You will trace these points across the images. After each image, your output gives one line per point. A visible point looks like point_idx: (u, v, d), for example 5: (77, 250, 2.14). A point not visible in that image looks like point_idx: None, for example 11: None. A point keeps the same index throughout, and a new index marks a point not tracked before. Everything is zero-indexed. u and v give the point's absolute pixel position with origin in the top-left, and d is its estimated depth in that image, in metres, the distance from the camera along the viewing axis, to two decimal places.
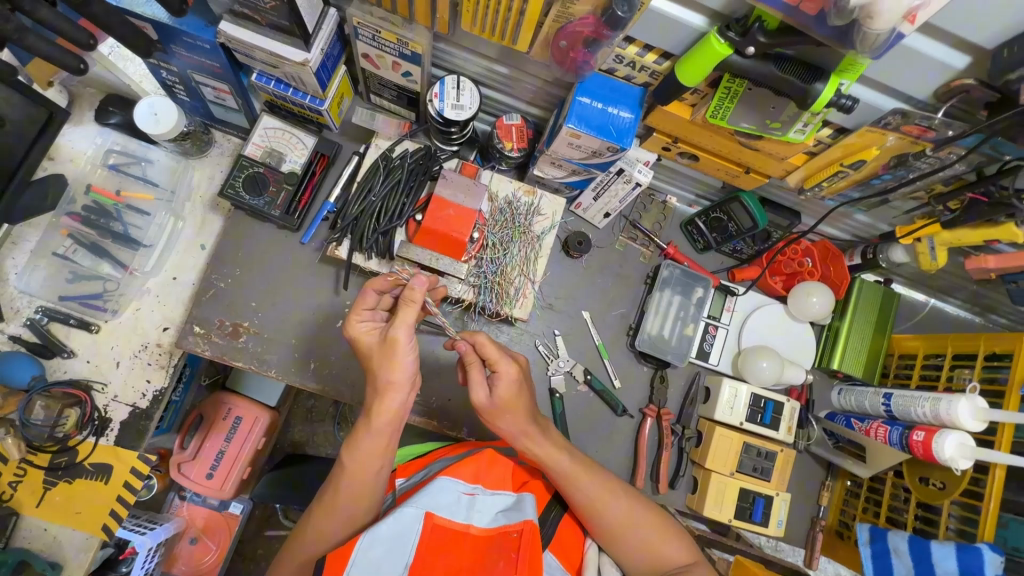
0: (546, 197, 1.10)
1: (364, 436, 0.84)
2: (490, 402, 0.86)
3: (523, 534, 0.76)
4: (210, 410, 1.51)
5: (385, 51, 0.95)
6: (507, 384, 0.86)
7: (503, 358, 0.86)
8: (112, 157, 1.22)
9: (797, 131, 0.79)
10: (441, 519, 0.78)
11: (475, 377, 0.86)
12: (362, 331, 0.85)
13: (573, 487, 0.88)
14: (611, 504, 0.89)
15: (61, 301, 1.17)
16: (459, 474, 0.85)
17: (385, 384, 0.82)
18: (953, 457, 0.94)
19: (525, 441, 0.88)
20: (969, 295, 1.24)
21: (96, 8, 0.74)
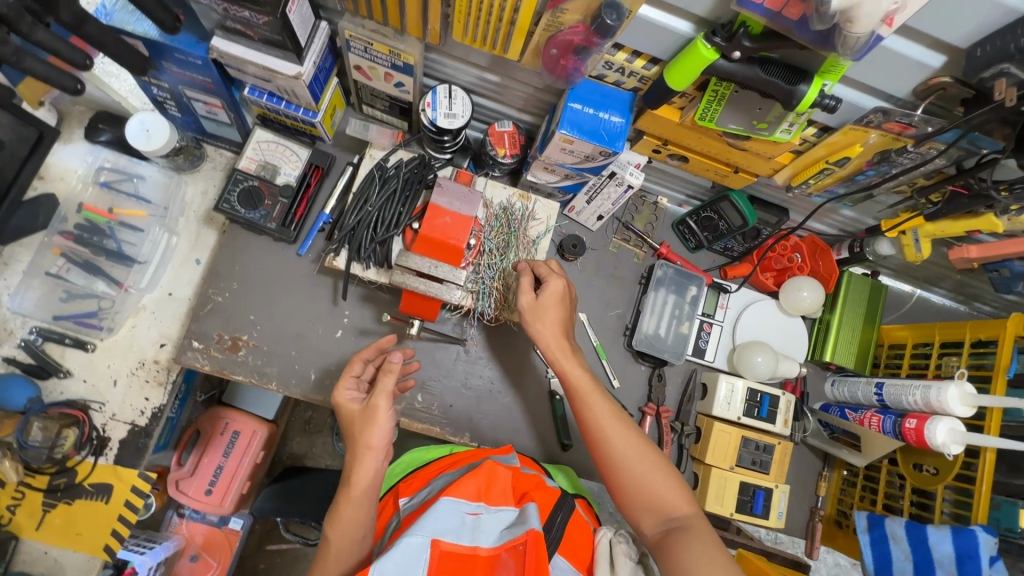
0: (540, 202, 1.11)
1: (346, 504, 0.84)
2: (532, 306, 0.95)
3: (528, 547, 0.75)
4: (207, 424, 1.50)
5: (377, 63, 0.96)
6: (550, 295, 0.96)
7: (553, 274, 0.98)
8: (104, 175, 1.22)
9: (783, 131, 0.82)
10: (447, 544, 0.76)
11: (525, 284, 0.96)
12: (345, 399, 0.92)
13: (586, 400, 0.91)
14: (618, 430, 0.88)
15: (56, 321, 1.17)
16: (460, 493, 0.82)
17: (363, 446, 0.86)
18: (945, 443, 0.97)
19: (555, 350, 0.94)
20: (954, 284, 1.27)
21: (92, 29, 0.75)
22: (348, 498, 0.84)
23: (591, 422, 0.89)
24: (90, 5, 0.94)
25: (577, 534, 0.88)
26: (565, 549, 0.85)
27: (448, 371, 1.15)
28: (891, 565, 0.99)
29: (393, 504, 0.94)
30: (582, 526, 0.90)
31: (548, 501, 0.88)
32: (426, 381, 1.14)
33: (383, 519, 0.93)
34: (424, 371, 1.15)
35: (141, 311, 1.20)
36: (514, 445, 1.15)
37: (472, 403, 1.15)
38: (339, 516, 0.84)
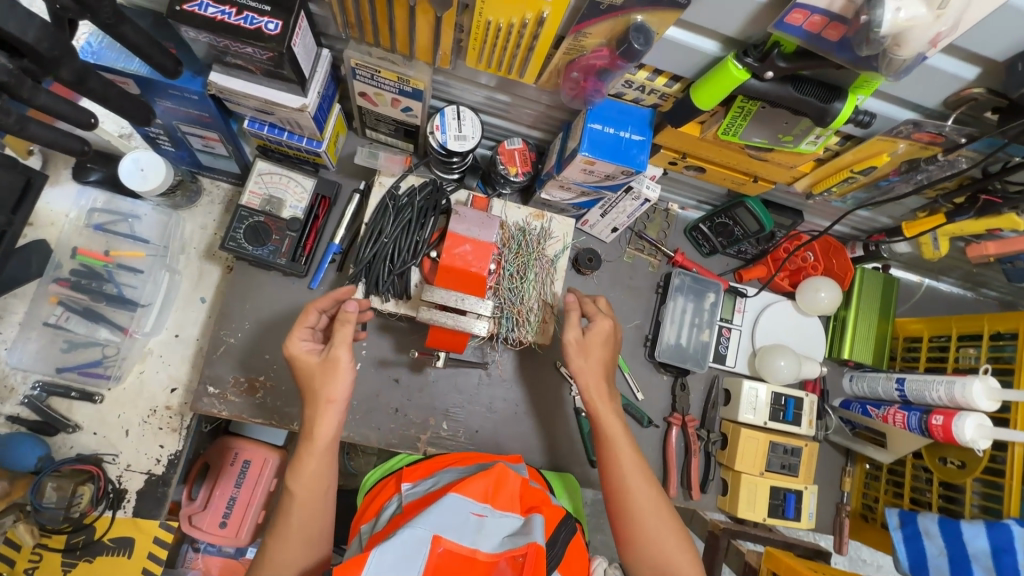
0: (555, 220, 1.09)
1: (308, 453, 0.83)
2: (578, 344, 0.95)
3: (528, 559, 0.72)
4: (215, 456, 1.37)
5: (383, 89, 0.92)
6: (597, 337, 0.96)
7: (601, 316, 0.98)
8: (96, 216, 1.16)
9: (809, 143, 0.81)
10: (448, 542, 0.74)
11: (573, 319, 0.95)
12: (298, 351, 0.85)
13: (615, 448, 0.91)
14: (641, 485, 0.88)
15: (59, 373, 1.13)
16: (470, 491, 0.79)
17: (323, 401, 0.83)
18: (974, 438, 0.97)
19: (593, 391, 0.94)
20: (963, 273, 1.29)
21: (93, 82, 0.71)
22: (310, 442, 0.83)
23: (617, 471, 0.89)
24: (75, 41, 0.88)
25: (575, 555, 0.85)
26: (563, 567, 0.82)
27: (472, 396, 1.13)
28: (926, 561, 1.01)
29: (394, 488, 0.91)
30: (580, 552, 0.86)
31: (554, 518, 0.83)
32: (450, 408, 1.12)
33: (380, 500, 0.89)
34: (448, 398, 1.12)
35: (147, 355, 1.17)
36: (544, 466, 1.13)
37: (498, 426, 1.13)
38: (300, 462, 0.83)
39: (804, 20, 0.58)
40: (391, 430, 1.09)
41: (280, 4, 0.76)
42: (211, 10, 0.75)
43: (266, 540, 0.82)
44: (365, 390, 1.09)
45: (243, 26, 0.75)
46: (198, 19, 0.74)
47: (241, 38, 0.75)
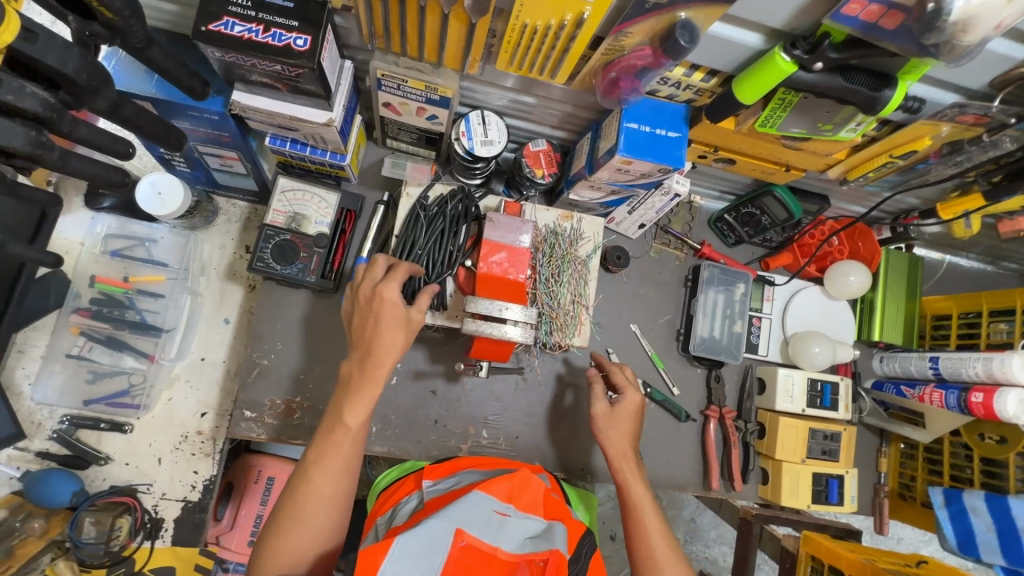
0: (584, 220, 1.07)
1: (366, 386, 0.79)
2: (605, 416, 0.95)
3: (549, 566, 0.68)
4: (239, 476, 1.22)
5: (409, 99, 0.90)
6: (626, 408, 0.96)
7: (631, 388, 0.98)
8: (112, 242, 1.14)
9: (848, 130, 0.80)
10: (470, 537, 0.71)
11: (599, 391, 0.97)
12: (389, 292, 0.80)
13: (643, 518, 0.88)
14: (670, 557, 0.86)
15: (87, 406, 1.10)
16: (494, 490, 0.77)
17: (389, 348, 0.80)
18: (1017, 414, 0.97)
19: (620, 460, 0.93)
20: (985, 248, 1.29)
21: (129, 111, 0.70)
22: (369, 377, 0.79)
23: (644, 543, 0.87)
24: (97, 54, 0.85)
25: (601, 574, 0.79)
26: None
27: (509, 403, 1.12)
28: (973, 537, 1.03)
29: (413, 485, 0.88)
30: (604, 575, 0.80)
31: (577, 530, 0.79)
32: (488, 416, 1.11)
33: (398, 494, 0.87)
34: (485, 406, 1.11)
35: (175, 381, 1.14)
36: (586, 468, 1.13)
37: (538, 431, 1.12)
38: (355, 396, 0.79)
39: (860, 11, 0.58)
40: (431, 442, 1.08)
41: (307, 19, 0.74)
42: (237, 28, 0.73)
43: (301, 469, 0.78)
44: (402, 404, 1.08)
45: (272, 44, 0.73)
46: (225, 38, 0.72)
47: (270, 56, 0.73)
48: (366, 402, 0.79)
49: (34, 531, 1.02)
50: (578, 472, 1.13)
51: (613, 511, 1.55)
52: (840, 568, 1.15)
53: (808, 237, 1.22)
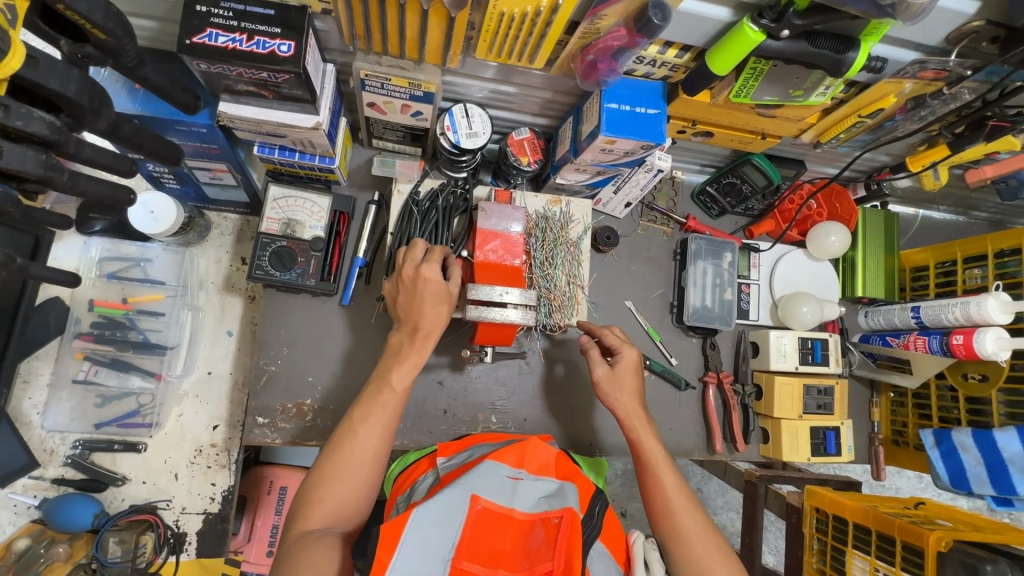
0: (573, 203, 1.10)
1: (414, 352, 0.85)
2: (602, 380, 0.98)
3: (564, 522, 0.72)
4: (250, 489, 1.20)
5: (393, 97, 0.92)
6: (625, 366, 0.99)
7: (626, 345, 1.01)
8: (108, 265, 1.15)
9: (818, 94, 0.84)
10: (486, 501, 0.75)
11: (596, 356, 1.00)
12: (431, 273, 0.84)
13: (657, 473, 0.92)
14: (685, 507, 0.89)
15: (98, 429, 1.11)
16: (504, 458, 0.82)
17: (429, 319, 0.85)
18: (995, 351, 1.03)
19: (631, 418, 0.96)
20: (955, 199, 1.34)
21: (127, 129, 0.71)
22: (419, 346, 0.85)
23: (658, 495, 0.91)
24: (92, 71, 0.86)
25: (613, 527, 0.86)
26: (604, 537, 0.82)
27: (515, 387, 1.15)
28: (964, 473, 1.08)
29: (429, 464, 0.93)
30: (616, 525, 0.87)
31: (586, 489, 0.84)
32: (496, 402, 1.14)
33: (416, 473, 0.92)
34: (491, 393, 1.14)
35: (184, 397, 1.15)
36: (595, 443, 1.17)
37: (547, 411, 1.16)
38: (405, 361, 0.84)
39: None
40: (442, 431, 1.11)
41: (290, 25, 0.76)
42: (221, 39, 0.74)
43: (346, 426, 0.81)
44: (411, 398, 1.11)
45: (257, 52, 0.75)
46: (210, 50, 0.74)
47: (256, 64, 0.74)
48: (413, 366, 0.85)
49: (58, 557, 1.03)
50: (587, 447, 1.16)
51: (622, 487, 1.59)
52: (845, 517, 1.21)
53: (788, 202, 1.26)
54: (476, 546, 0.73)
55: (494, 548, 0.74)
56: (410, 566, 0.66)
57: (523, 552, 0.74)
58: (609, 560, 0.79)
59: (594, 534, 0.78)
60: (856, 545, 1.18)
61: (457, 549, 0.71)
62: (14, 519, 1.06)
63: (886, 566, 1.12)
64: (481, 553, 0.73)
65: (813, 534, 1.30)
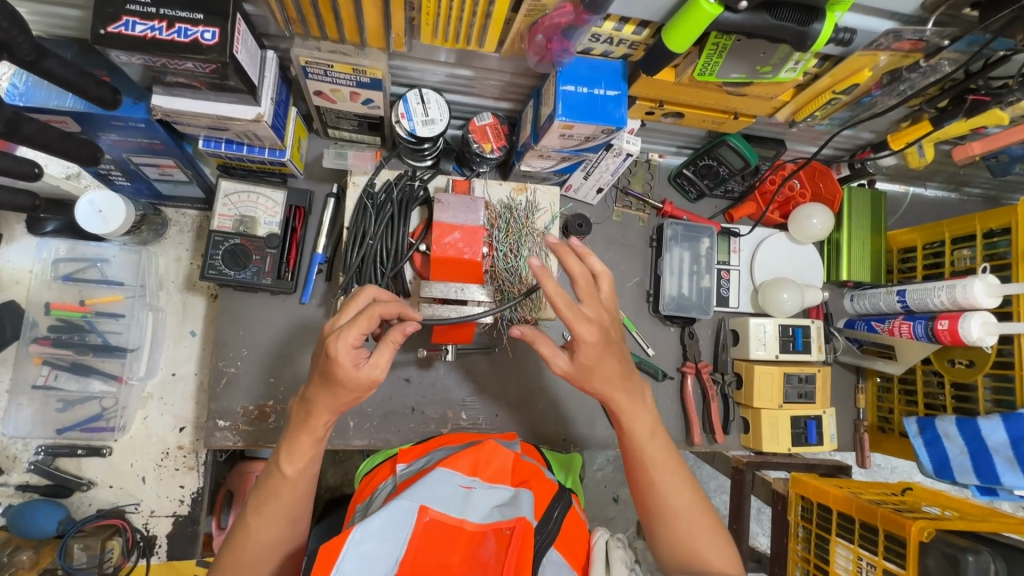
0: (539, 190, 1.05)
1: (306, 436, 0.76)
2: (570, 370, 0.78)
3: (515, 533, 0.71)
4: (239, 483, 1.16)
5: (340, 84, 0.87)
6: (586, 350, 0.75)
7: (581, 320, 0.73)
8: (63, 267, 1.11)
9: (788, 70, 0.79)
10: (435, 512, 0.74)
11: (549, 350, 0.78)
12: (342, 353, 0.69)
13: (641, 448, 0.84)
14: (673, 483, 0.84)
15: (61, 434, 1.09)
16: (457, 465, 0.80)
17: (337, 401, 0.73)
18: (980, 337, 0.99)
19: (611, 393, 0.81)
20: (947, 175, 1.28)
21: (29, 128, 0.71)
22: (308, 422, 0.75)
23: (643, 474, 0.85)
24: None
25: (574, 529, 0.83)
26: (561, 543, 0.80)
27: (486, 381, 1.12)
28: (948, 461, 1.05)
29: (389, 469, 0.92)
30: (579, 526, 0.85)
31: (546, 493, 0.83)
32: (466, 398, 1.11)
33: (376, 480, 0.91)
34: (462, 388, 1.11)
35: (148, 400, 1.13)
36: (570, 437, 1.14)
37: (518, 404, 1.13)
38: (295, 443, 0.76)
39: None
40: (411, 429, 1.09)
41: (213, 10, 0.71)
42: (139, 27, 0.69)
43: (241, 518, 0.77)
44: (378, 396, 1.08)
45: (178, 41, 0.70)
46: (129, 40, 0.69)
47: (177, 54, 0.70)
48: (309, 445, 0.76)
49: (23, 564, 1.02)
50: (561, 441, 1.14)
51: (612, 474, 1.57)
52: (829, 506, 1.18)
53: (768, 183, 1.20)
54: (422, 561, 0.71)
55: (442, 563, 0.72)
56: None
57: (474, 563, 0.73)
58: (565, 569, 0.76)
59: (547, 543, 0.77)
60: (839, 535, 1.15)
61: (401, 565, 0.69)
62: None
63: (869, 556, 1.09)
64: (428, 567, 0.71)
65: (799, 521, 1.27)
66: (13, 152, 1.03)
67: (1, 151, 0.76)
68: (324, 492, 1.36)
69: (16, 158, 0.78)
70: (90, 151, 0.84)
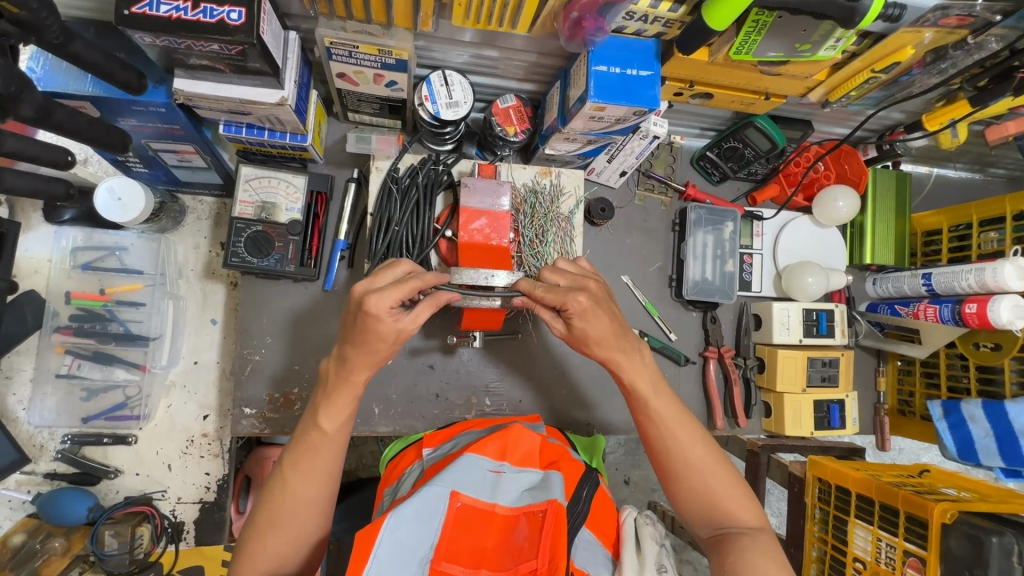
0: (563, 174, 1.03)
1: (344, 393, 0.77)
2: (570, 334, 0.82)
3: (548, 516, 0.70)
4: (256, 468, 1.18)
5: (364, 66, 0.85)
6: (577, 320, 0.78)
7: (570, 295, 0.76)
8: (82, 255, 1.10)
9: (828, 48, 0.77)
10: (466, 498, 0.74)
11: (547, 317, 0.83)
12: (381, 312, 0.70)
13: (651, 409, 0.84)
14: (687, 441, 0.84)
15: (87, 423, 1.09)
16: (485, 450, 0.80)
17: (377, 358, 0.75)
18: (1010, 320, 0.97)
19: (614, 356, 0.82)
20: (972, 156, 1.26)
21: (59, 114, 0.70)
22: (347, 380, 0.76)
23: (656, 433, 0.84)
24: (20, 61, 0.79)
25: (603, 509, 0.83)
26: (592, 521, 0.80)
27: (509, 367, 1.12)
28: (972, 444, 1.06)
29: (414, 455, 0.92)
30: (607, 505, 0.85)
31: (575, 473, 0.82)
32: (489, 384, 1.11)
33: (402, 465, 0.91)
34: (485, 374, 1.11)
35: (171, 388, 1.13)
36: (592, 421, 1.14)
37: (541, 390, 1.13)
38: (332, 401, 0.77)
39: None
40: (435, 416, 1.09)
41: None
42: (163, 8, 0.67)
43: (278, 473, 0.78)
44: (402, 383, 1.08)
45: (203, 21, 0.68)
46: (153, 21, 0.67)
47: (203, 34, 0.68)
48: (346, 402, 0.78)
49: (55, 551, 1.07)
50: (584, 426, 1.14)
51: (624, 456, 1.57)
52: (848, 487, 1.12)
53: (793, 165, 1.19)
54: (458, 545, 0.71)
55: (477, 547, 0.72)
56: (388, 569, 0.66)
57: (507, 548, 0.72)
58: (596, 548, 0.78)
59: (580, 522, 0.76)
60: (858, 516, 1.10)
61: (437, 551, 0.69)
62: (11, 514, 1.07)
63: (889, 537, 1.04)
64: (463, 552, 0.71)
65: (815, 503, 1.21)
66: (31, 135, 1.05)
67: (33, 139, 0.75)
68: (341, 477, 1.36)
69: (48, 146, 0.77)
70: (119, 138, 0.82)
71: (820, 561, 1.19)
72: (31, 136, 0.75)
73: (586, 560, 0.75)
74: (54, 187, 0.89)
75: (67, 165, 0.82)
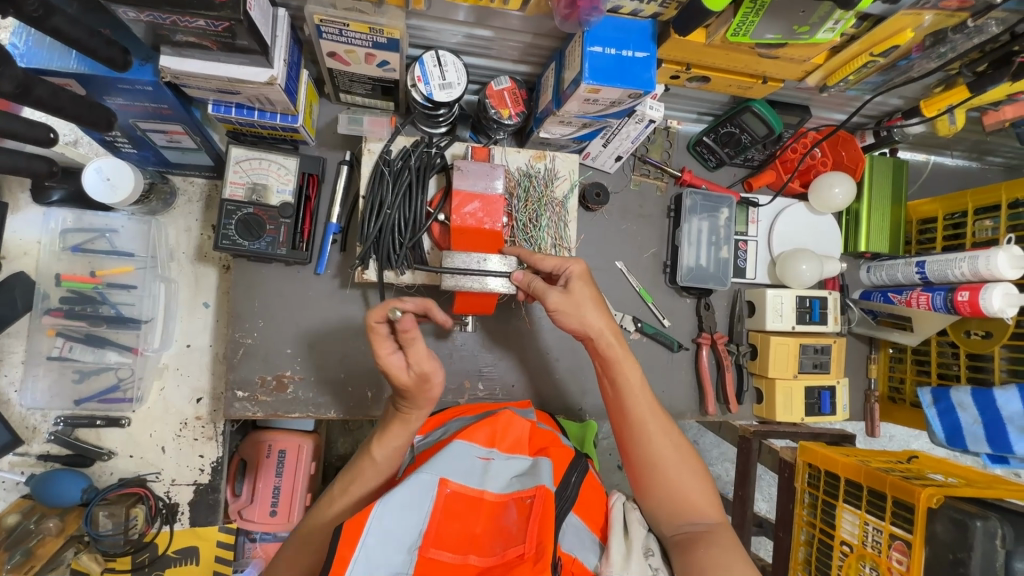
0: (558, 158, 1.02)
1: (398, 426, 0.82)
2: (558, 304, 0.83)
3: (537, 501, 0.71)
4: (250, 451, 1.18)
5: (355, 45, 0.83)
6: (575, 282, 0.84)
7: (568, 260, 0.86)
8: (72, 237, 1.08)
9: (826, 31, 0.76)
10: (455, 485, 0.74)
11: (540, 286, 0.83)
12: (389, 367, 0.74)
13: (631, 394, 0.85)
14: (661, 429, 0.85)
15: (79, 405, 1.09)
16: (474, 437, 0.81)
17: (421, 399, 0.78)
18: (1002, 308, 0.98)
19: (605, 331, 0.84)
20: (969, 144, 1.26)
21: (41, 91, 0.69)
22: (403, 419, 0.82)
23: (633, 421, 0.85)
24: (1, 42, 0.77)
25: (591, 493, 0.84)
26: (579, 506, 0.81)
27: (502, 353, 1.12)
28: (960, 431, 1.08)
29: None
30: (596, 489, 0.86)
31: (563, 459, 0.82)
32: (482, 368, 1.11)
33: None
34: (478, 359, 1.11)
35: (164, 371, 1.13)
36: (585, 405, 1.15)
37: (534, 375, 1.13)
38: (387, 432, 0.82)
39: None
40: None
41: None
42: None
43: (330, 493, 0.84)
44: None
45: None
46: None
47: (188, 10, 0.66)
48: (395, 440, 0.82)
49: (50, 531, 1.07)
50: (577, 411, 1.15)
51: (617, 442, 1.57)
52: (837, 473, 1.13)
53: (790, 152, 1.16)
54: (446, 533, 0.71)
55: (467, 533, 0.72)
56: (375, 555, 0.65)
57: (496, 533, 0.73)
58: (584, 533, 0.78)
59: (568, 506, 0.76)
60: (847, 500, 1.11)
61: (425, 537, 0.69)
62: (5, 495, 1.08)
63: (876, 521, 1.05)
64: (452, 537, 0.71)
65: (804, 488, 1.22)
66: (15, 114, 1.06)
67: (13, 114, 0.74)
68: (337, 459, 1.37)
69: (30, 123, 0.77)
70: (104, 117, 0.81)
71: (808, 544, 1.20)
72: (11, 113, 0.74)
73: (574, 545, 0.75)
74: (37, 163, 0.88)
75: (50, 143, 0.81)
